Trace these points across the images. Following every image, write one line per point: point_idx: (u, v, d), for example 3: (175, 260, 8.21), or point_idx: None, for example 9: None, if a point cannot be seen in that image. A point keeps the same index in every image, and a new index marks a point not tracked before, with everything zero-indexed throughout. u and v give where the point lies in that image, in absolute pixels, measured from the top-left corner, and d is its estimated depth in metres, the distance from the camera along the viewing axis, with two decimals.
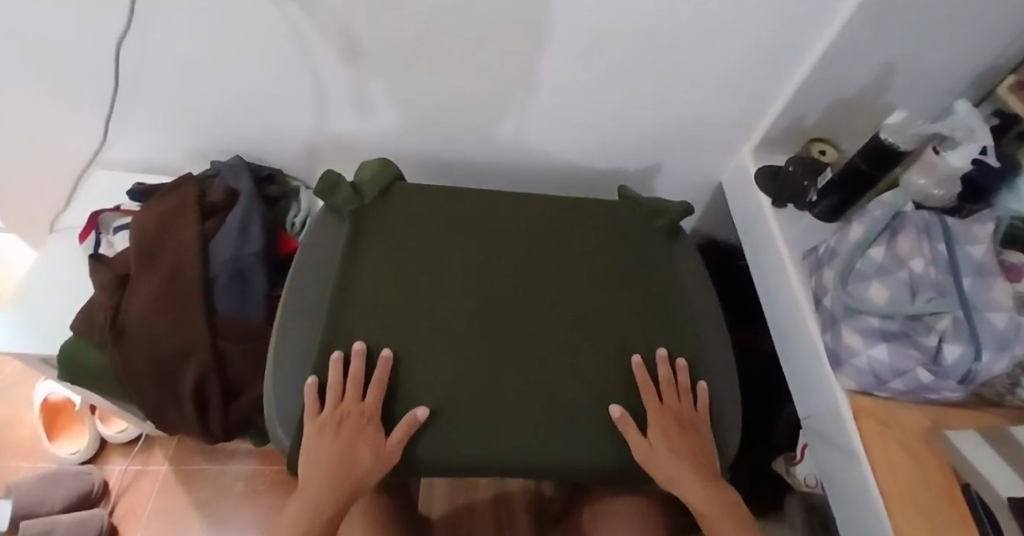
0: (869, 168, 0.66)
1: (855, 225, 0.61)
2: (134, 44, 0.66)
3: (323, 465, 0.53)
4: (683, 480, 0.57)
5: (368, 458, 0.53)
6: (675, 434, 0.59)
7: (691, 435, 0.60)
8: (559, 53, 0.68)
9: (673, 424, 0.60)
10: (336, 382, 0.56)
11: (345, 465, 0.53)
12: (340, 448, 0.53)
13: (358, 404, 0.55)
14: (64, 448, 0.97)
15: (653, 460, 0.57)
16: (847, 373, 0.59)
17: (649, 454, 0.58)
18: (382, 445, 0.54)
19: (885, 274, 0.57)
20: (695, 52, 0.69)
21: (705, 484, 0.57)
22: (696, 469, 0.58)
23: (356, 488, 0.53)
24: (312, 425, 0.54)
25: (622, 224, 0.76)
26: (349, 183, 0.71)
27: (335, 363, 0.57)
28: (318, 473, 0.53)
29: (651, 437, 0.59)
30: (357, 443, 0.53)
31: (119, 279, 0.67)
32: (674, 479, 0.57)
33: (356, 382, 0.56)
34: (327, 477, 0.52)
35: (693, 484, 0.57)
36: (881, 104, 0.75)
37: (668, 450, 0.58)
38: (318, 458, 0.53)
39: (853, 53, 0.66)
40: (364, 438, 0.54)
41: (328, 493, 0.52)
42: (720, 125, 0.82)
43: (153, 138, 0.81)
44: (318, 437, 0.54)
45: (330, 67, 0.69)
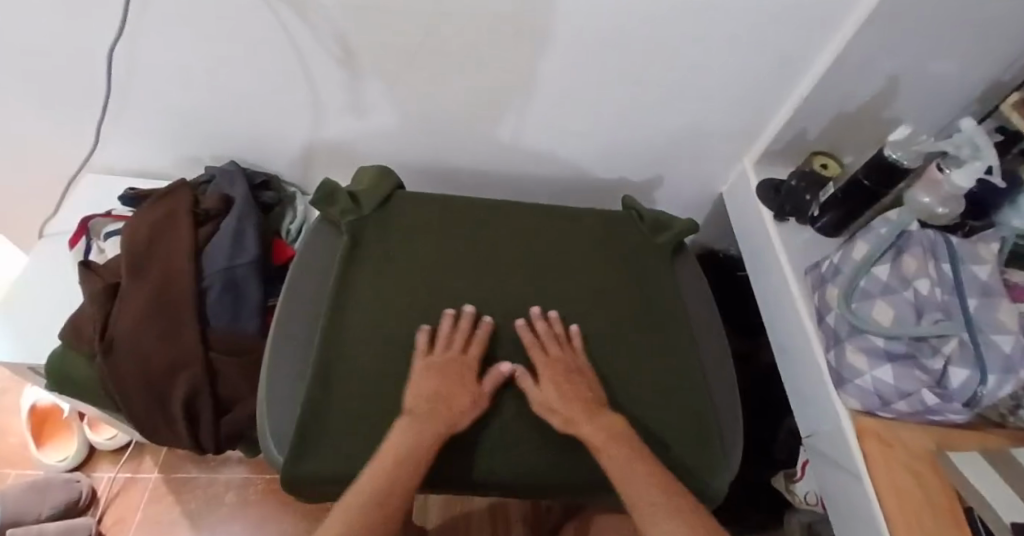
0: (873, 183, 0.66)
1: (859, 242, 0.61)
2: (127, 49, 0.64)
3: (426, 398, 0.54)
4: (577, 423, 0.55)
5: (467, 402, 0.55)
6: (562, 379, 0.58)
7: (581, 380, 0.59)
8: (562, 63, 0.67)
9: (562, 370, 0.59)
10: (445, 334, 0.60)
11: (445, 403, 0.54)
12: (440, 389, 0.55)
13: (462, 355, 0.58)
14: (52, 456, 0.95)
15: (556, 406, 0.56)
16: (851, 392, 0.58)
17: (544, 402, 0.56)
18: (479, 394, 0.56)
19: (890, 293, 0.56)
20: (699, 64, 0.68)
21: (602, 426, 0.55)
22: (584, 408, 0.56)
23: (451, 429, 0.54)
24: (421, 364, 0.57)
25: (623, 237, 0.75)
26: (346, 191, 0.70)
27: (448, 318, 0.61)
28: (417, 412, 0.53)
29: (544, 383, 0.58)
30: (457, 388, 0.55)
31: (110, 288, 0.66)
32: (573, 422, 0.55)
33: (458, 338, 0.60)
34: (425, 413, 0.53)
35: (594, 426, 0.55)
36: (884, 118, 0.74)
37: (551, 392, 0.57)
38: (420, 395, 0.54)
39: (858, 68, 0.65)
40: (461, 382, 0.56)
41: (429, 425, 0.52)
42: (721, 137, 0.82)
43: (146, 143, 0.80)
44: (422, 380, 0.56)
45: (329, 73, 0.68)
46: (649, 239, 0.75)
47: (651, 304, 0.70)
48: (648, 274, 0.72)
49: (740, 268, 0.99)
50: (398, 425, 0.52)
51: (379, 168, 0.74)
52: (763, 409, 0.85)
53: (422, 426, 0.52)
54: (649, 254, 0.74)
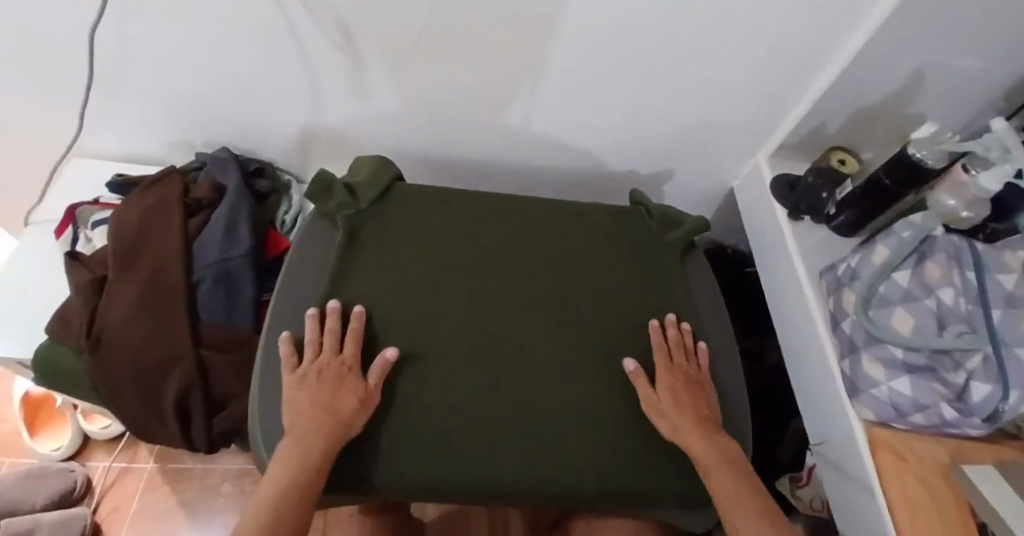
0: (894, 184, 0.63)
1: (879, 245, 0.58)
2: (111, 30, 0.61)
3: (304, 411, 0.50)
4: (688, 431, 0.56)
5: (352, 403, 0.51)
6: (680, 389, 0.59)
7: (699, 391, 0.60)
8: (571, 52, 0.64)
9: (680, 379, 0.60)
10: (314, 337, 0.55)
11: (330, 412, 0.50)
12: (320, 396, 0.51)
13: (337, 357, 0.54)
14: (46, 445, 0.94)
15: (667, 415, 0.57)
16: (865, 402, 0.56)
17: (655, 404, 0.57)
18: (365, 393, 0.53)
19: (911, 301, 0.54)
20: (716, 54, 0.65)
21: (711, 439, 0.56)
22: (699, 420, 0.57)
23: (342, 438, 0.50)
24: (290, 377, 0.53)
25: (631, 233, 0.72)
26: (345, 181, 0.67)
27: (312, 318, 0.56)
28: (300, 428, 0.49)
29: (661, 392, 0.58)
30: (334, 393, 0.51)
31: (97, 282, 0.63)
32: (683, 433, 0.56)
33: (326, 337, 0.55)
34: (313, 426, 0.49)
35: (705, 439, 0.55)
36: (907, 113, 0.71)
37: (672, 400, 0.58)
38: (302, 406, 0.50)
39: (883, 61, 0.62)
40: (344, 388, 0.52)
41: (318, 442, 0.48)
42: (735, 131, 0.78)
43: (135, 128, 0.76)
44: (297, 392, 0.52)
45: (324, 58, 0.65)
46: (658, 236, 0.73)
47: (659, 304, 0.67)
48: (657, 272, 0.70)
49: (749, 265, 0.96)
50: (281, 448, 0.49)
51: (378, 159, 0.71)
52: (769, 410, 0.84)
53: (304, 443, 0.48)
54: (658, 252, 0.71)
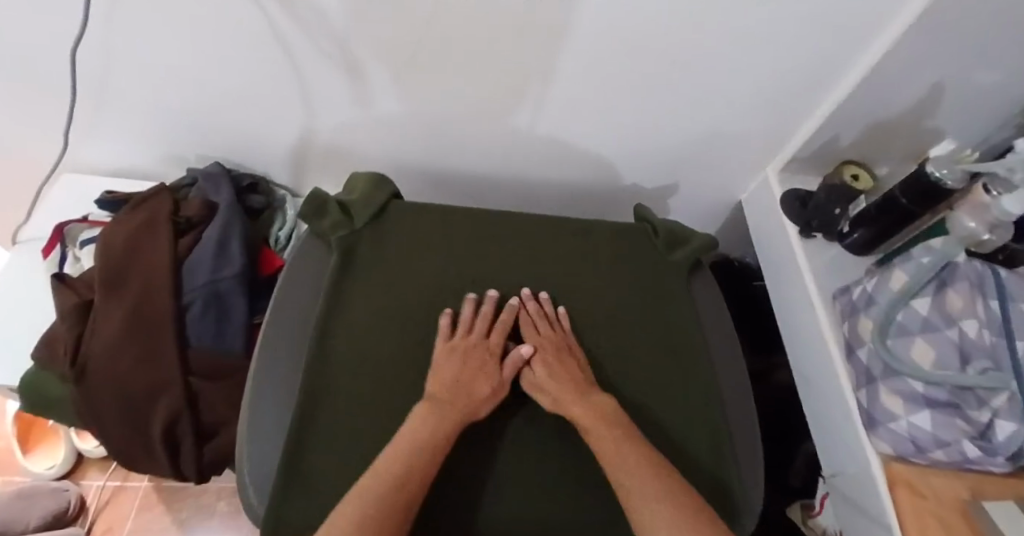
0: (911, 203, 0.60)
1: (897, 270, 0.55)
2: (96, 44, 0.59)
3: (450, 379, 0.53)
4: (566, 403, 0.54)
5: (486, 388, 0.54)
6: (553, 360, 0.56)
7: (574, 360, 0.58)
8: (573, 66, 0.61)
9: (551, 347, 0.57)
10: (469, 318, 0.58)
11: (466, 391, 0.52)
12: (463, 374, 0.53)
13: (484, 341, 0.57)
14: (39, 463, 0.92)
15: (540, 384, 0.55)
16: (882, 436, 0.53)
17: (534, 382, 0.55)
18: (500, 380, 0.55)
19: (932, 331, 0.51)
20: (725, 67, 0.62)
21: (590, 402, 0.54)
22: (578, 390, 0.54)
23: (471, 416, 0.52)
24: (443, 347, 0.56)
25: (635, 252, 0.70)
26: (339, 201, 0.65)
27: (472, 302, 0.59)
28: (440, 397, 0.52)
29: (533, 363, 0.56)
30: (481, 373, 0.54)
31: (83, 306, 0.61)
32: (559, 398, 0.54)
33: (480, 324, 0.58)
34: (446, 397, 0.51)
35: (581, 401, 0.54)
36: (924, 127, 0.68)
37: (541, 372, 0.56)
38: (441, 381, 0.53)
39: (899, 75, 0.59)
40: (483, 371, 0.55)
41: (453, 412, 0.51)
42: (743, 144, 0.76)
43: (125, 143, 0.74)
44: (444, 362, 0.54)
45: (317, 72, 0.62)
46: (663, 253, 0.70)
47: (666, 326, 0.65)
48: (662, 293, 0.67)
49: (757, 279, 0.93)
50: (415, 411, 0.51)
51: (374, 176, 0.68)
52: (778, 430, 0.81)
53: (437, 413, 0.50)
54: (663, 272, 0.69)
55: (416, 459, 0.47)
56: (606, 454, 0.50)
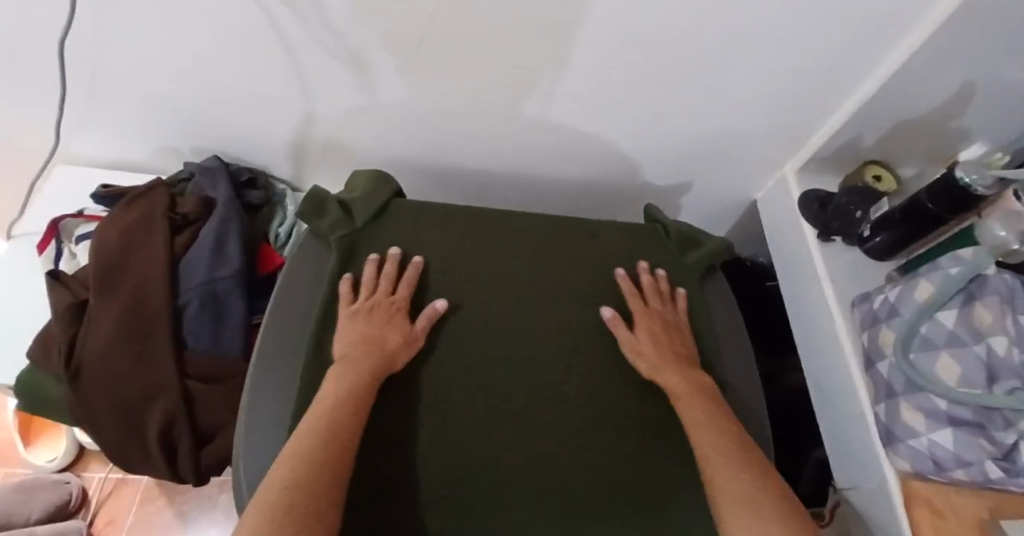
0: (938, 208, 0.57)
1: (923, 281, 0.53)
2: (85, 34, 0.56)
3: (360, 338, 0.53)
4: (664, 371, 0.56)
5: (398, 339, 0.53)
6: (658, 331, 0.59)
7: (677, 334, 0.61)
8: (585, 60, 0.58)
9: (659, 324, 0.60)
10: (371, 277, 0.58)
11: (378, 344, 0.52)
12: (371, 331, 0.53)
13: (389, 297, 0.56)
14: (41, 455, 0.92)
15: (642, 357, 0.57)
16: (901, 453, 0.51)
17: (636, 345, 0.58)
18: (410, 331, 0.55)
19: (957, 347, 0.49)
20: (745, 63, 0.59)
21: (684, 376, 0.56)
22: (678, 362, 0.57)
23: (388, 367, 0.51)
24: (347, 312, 0.55)
25: (645, 255, 0.67)
26: (338, 200, 0.63)
27: (371, 262, 0.59)
28: (353, 355, 0.51)
29: (638, 335, 0.59)
30: (385, 326, 0.54)
31: (77, 305, 0.59)
32: (658, 369, 0.56)
33: (384, 281, 0.58)
34: (358, 354, 0.51)
35: (680, 374, 0.56)
36: (953, 127, 0.65)
37: (646, 339, 0.58)
38: (351, 341, 0.52)
39: (931, 73, 0.56)
40: (392, 324, 0.54)
41: (366, 363, 0.50)
42: (761, 142, 0.73)
43: (120, 135, 0.72)
44: (351, 326, 0.54)
45: (316, 64, 0.60)
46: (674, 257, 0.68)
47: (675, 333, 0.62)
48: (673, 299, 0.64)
49: (770, 279, 0.91)
50: (331, 373, 0.50)
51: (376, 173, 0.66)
52: (788, 435, 0.79)
53: (352, 368, 0.50)
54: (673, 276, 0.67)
55: (337, 410, 0.46)
56: (693, 422, 0.52)
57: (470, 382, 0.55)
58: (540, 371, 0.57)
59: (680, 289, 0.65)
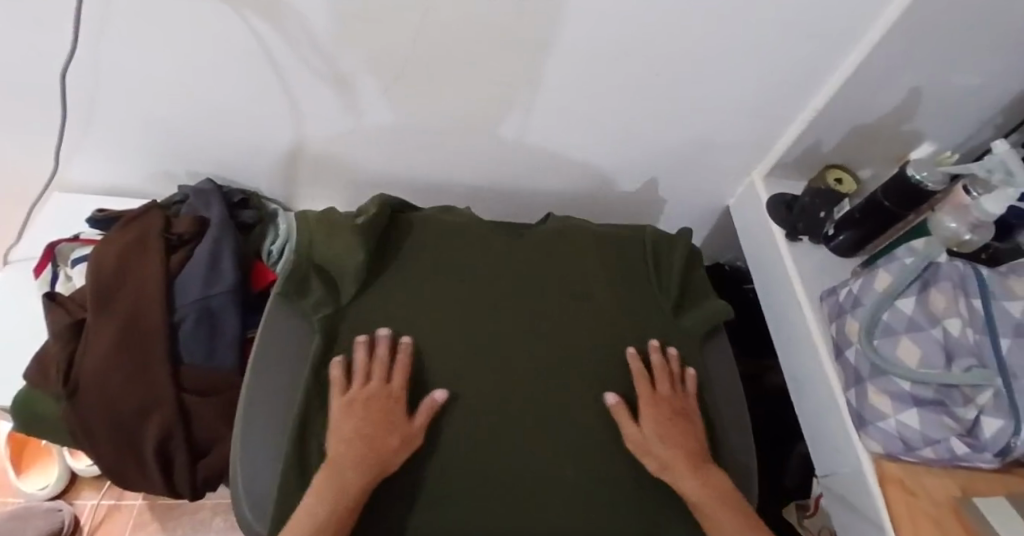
0: (894, 206, 0.61)
1: (882, 271, 0.56)
2: (85, 63, 0.59)
3: (351, 433, 0.51)
4: (679, 474, 0.54)
5: (395, 438, 0.51)
6: (666, 424, 0.56)
7: (688, 424, 0.58)
8: (559, 76, 0.62)
9: (668, 412, 0.58)
10: (364, 364, 0.55)
11: (370, 448, 0.50)
12: (365, 429, 0.51)
13: (383, 387, 0.54)
14: (33, 483, 0.91)
15: (649, 450, 0.55)
16: (872, 435, 0.54)
17: (641, 443, 0.55)
18: (409, 429, 0.52)
19: (916, 330, 0.52)
20: (706, 76, 0.63)
21: (701, 475, 0.54)
22: (690, 460, 0.55)
23: (382, 470, 0.49)
24: (339, 403, 0.53)
25: (630, 284, 0.68)
26: (324, 235, 0.63)
27: (362, 346, 0.56)
28: (342, 455, 0.49)
29: (645, 427, 0.56)
30: (379, 425, 0.51)
31: (74, 326, 0.61)
32: (669, 468, 0.54)
33: (380, 366, 0.55)
34: (352, 455, 0.49)
35: (695, 474, 0.54)
36: (904, 130, 0.69)
37: (655, 439, 0.55)
38: (340, 441, 0.50)
39: (877, 79, 0.60)
40: (389, 421, 0.52)
41: (359, 470, 0.48)
42: (728, 151, 0.77)
43: (114, 160, 0.74)
44: (343, 419, 0.52)
45: (306, 86, 0.63)
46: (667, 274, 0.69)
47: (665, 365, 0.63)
48: (656, 326, 0.65)
49: (747, 282, 0.94)
50: (320, 479, 0.48)
51: (349, 217, 0.64)
52: (772, 433, 0.81)
53: (337, 476, 0.48)
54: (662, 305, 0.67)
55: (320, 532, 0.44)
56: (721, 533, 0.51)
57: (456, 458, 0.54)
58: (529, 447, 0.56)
59: (693, 369, 0.63)
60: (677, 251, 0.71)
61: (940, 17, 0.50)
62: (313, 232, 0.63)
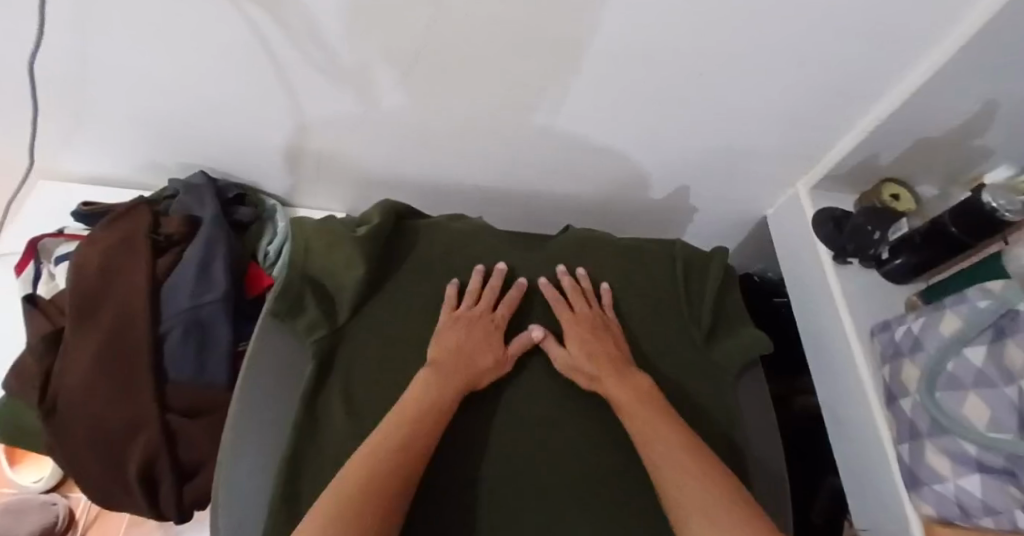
0: (961, 234, 0.55)
1: (948, 313, 0.50)
2: (54, 50, 0.53)
3: (461, 343, 0.53)
4: (605, 383, 0.52)
5: (490, 359, 0.53)
6: (590, 338, 0.55)
7: (612, 339, 0.56)
8: (588, 72, 0.55)
9: (589, 328, 0.56)
10: (478, 288, 0.58)
11: (473, 362, 0.52)
12: (467, 342, 0.53)
13: (490, 313, 0.56)
14: (26, 476, 0.87)
15: (578, 363, 0.53)
16: (926, 497, 0.48)
17: (569, 362, 0.54)
18: (503, 354, 0.54)
19: (985, 386, 0.45)
20: (755, 79, 0.56)
21: (629, 382, 0.52)
22: (615, 369, 0.53)
23: (473, 384, 0.51)
24: (449, 317, 0.55)
25: (654, 308, 0.62)
26: (325, 254, 0.58)
27: (477, 273, 0.58)
28: (441, 366, 0.51)
29: (570, 343, 0.55)
30: (482, 343, 0.53)
31: (53, 336, 0.57)
32: (601, 381, 0.53)
33: (488, 293, 0.57)
34: (448, 364, 0.51)
35: (621, 381, 0.52)
36: (978, 144, 0.61)
37: (578, 355, 0.54)
38: (445, 347, 0.52)
39: (957, 89, 0.52)
40: (490, 341, 0.54)
41: (451, 381, 0.50)
42: (772, 159, 0.69)
43: (98, 151, 0.69)
44: (446, 332, 0.54)
45: (302, 80, 0.57)
46: (699, 301, 0.63)
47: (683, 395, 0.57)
48: (686, 358, 0.59)
49: (779, 297, 0.87)
50: (418, 378, 0.50)
51: (349, 229, 0.59)
52: (798, 462, 0.76)
53: (439, 383, 0.49)
54: (690, 331, 0.61)
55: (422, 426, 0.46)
56: (664, 460, 0.46)
57: (466, 443, 0.50)
58: (540, 443, 0.51)
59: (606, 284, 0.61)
60: (711, 270, 0.65)
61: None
62: (311, 241, 0.59)
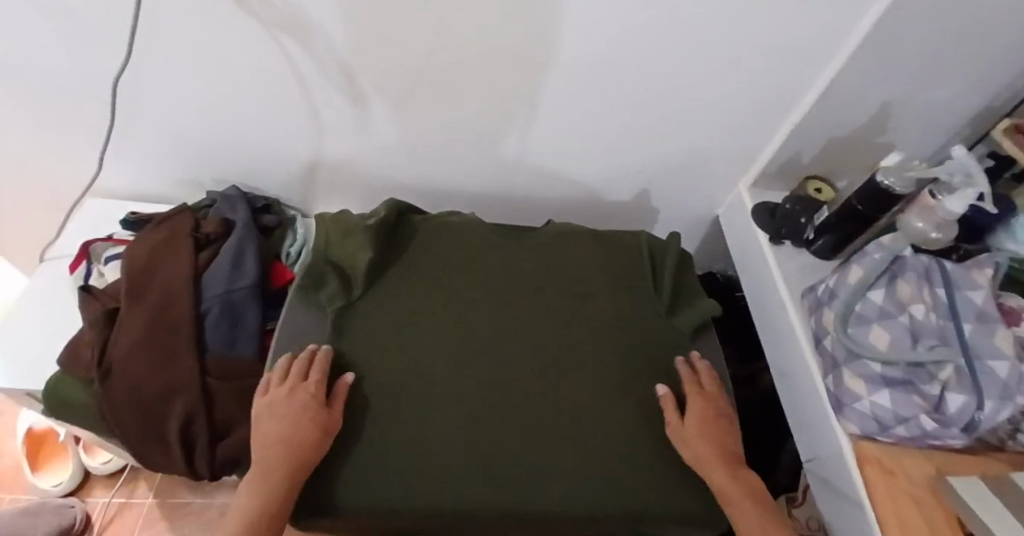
0: (867, 210, 0.67)
1: (854, 266, 0.61)
2: (135, 75, 0.67)
3: (278, 428, 0.54)
4: (707, 468, 0.58)
5: (314, 429, 0.54)
6: (710, 425, 0.61)
7: (729, 428, 0.63)
8: (562, 86, 0.69)
9: (710, 411, 0.62)
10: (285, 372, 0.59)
11: (293, 447, 0.52)
12: (285, 427, 0.54)
13: (301, 384, 0.57)
14: (48, 481, 0.94)
15: (691, 441, 0.60)
16: (849, 416, 0.58)
17: (678, 433, 0.60)
18: (326, 421, 0.55)
19: (886, 318, 0.57)
20: (690, 92, 0.70)
21: (734, 475, 0.58)
22: (727, 461, 0.59)
23: (303, 465, 0.52)
24: (264, 402, 0.57)
25: (625, 284, 0.72)
26: (343, 237, 0.68)
27: (283, 360, 0.61)
28: (264, 460, 0.53)
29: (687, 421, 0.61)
30: (294, 417, 0.54)
31: (107, 314, 0.66)
32: (702, 459, 0.59)
33: (297, 369, 0.59)
34: (269, 459, 0.52)
35: (732, 473, 0.58)
36: (879, 142, 0.75)
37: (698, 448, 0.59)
38: (266, 440, 0.54)
39: (846, 92, 0.67)
40: (308, 414, 0.54)
41: (275, 473, 0.51)
42: (716, 162, 0.83)
43: (149, 166, 0.81)
44: (269, 422, 0.55)
45: (329, 98, 0.70)
46: (660, 277, 0.74)
47: (648, 355, 0.67)
48: (651, 325, 0.70)
49: (738, 290, 0.99)
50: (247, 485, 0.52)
51: (360, 220, 0.70)
52: (765, 431, 0.84)
53: (264, 481, 0.51)
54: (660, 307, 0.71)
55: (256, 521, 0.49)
56: None
57: (450, 384, 0.61)
58: (514, 377, 0.63)
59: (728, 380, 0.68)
60: (670, 254, 0.76)
61: (896, 24, 0.57)
62: (330, 232, 0.69)
